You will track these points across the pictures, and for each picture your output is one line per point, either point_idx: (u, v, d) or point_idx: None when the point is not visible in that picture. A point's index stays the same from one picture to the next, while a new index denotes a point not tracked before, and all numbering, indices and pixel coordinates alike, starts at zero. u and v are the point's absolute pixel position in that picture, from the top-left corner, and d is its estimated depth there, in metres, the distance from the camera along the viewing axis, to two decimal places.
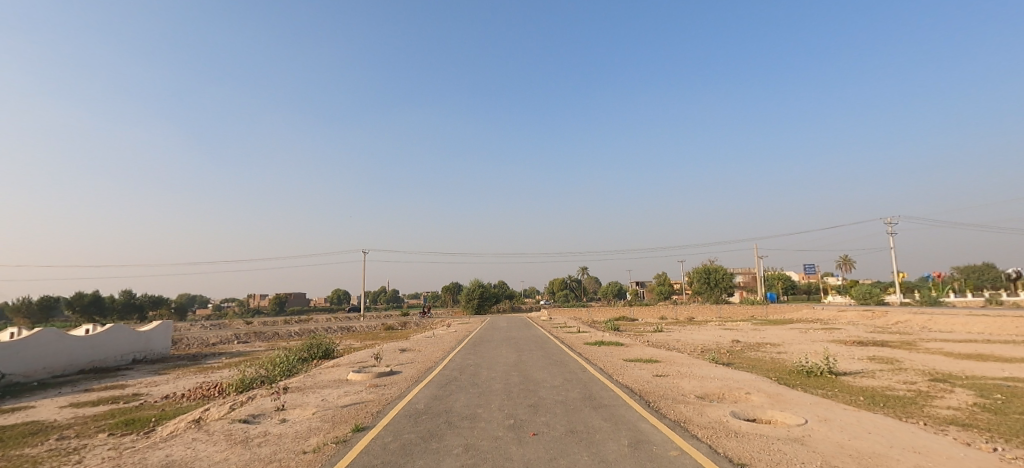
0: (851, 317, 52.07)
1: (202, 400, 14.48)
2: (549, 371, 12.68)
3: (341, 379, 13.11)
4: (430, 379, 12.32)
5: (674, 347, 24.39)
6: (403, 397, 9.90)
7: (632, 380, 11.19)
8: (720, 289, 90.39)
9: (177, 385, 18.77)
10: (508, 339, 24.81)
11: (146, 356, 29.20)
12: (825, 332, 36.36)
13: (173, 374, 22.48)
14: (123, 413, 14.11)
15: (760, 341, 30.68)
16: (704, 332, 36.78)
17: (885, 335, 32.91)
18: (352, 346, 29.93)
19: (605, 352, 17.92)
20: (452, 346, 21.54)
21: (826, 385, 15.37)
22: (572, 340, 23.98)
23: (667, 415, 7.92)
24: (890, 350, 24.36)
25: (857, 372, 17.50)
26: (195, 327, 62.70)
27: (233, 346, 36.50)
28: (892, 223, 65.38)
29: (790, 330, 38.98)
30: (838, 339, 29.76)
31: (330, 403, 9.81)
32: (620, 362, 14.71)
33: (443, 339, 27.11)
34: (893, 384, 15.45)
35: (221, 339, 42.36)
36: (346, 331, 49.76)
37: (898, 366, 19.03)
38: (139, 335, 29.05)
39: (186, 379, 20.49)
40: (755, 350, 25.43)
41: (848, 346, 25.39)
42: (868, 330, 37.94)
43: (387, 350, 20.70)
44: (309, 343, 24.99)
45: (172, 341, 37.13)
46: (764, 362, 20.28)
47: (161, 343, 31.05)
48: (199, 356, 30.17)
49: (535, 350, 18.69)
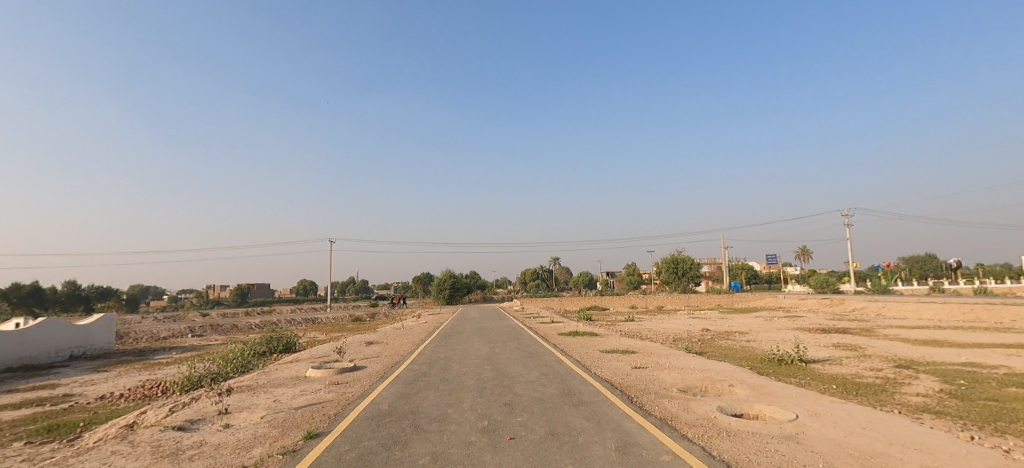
0: (811, 305, 53.77)
1: (141, 401, 13.19)
2: (524, 364, 12.04)
3: (299, 376, 12.12)
4: (397, 375, 11.46)
5: (647, 337, 24.27)
6: (365, 396, 9.05)
7: (611, 373, 10.64)
8: (687, 279, 92.18)
9: (117, 384, 17.19)
10: (480, 330, 24.09)
11: (86, 351, 27.06)
12: (789, 320, 37.22)
13: (115, 371, 20.76)
14: (49, 417, 12.69)
15: (728, 329, 31.03)
16: (673, 322, 36.95)
17: (846, 322, 33.85)
18: (316, 339, 28.58)
19: (580, 342, 17.43)
20: (421, 339, 20.64)
21: (798, 373, 15.32)
22: (545, 331, 23.49)
23: (652, 412, 7.37)
24: (853, 337, 24.88)
25: (825, 360, 17.63)
26: (147, 319, 59.40)
27: (186, 340, 34.45)
28: (849, 214, 67.74)
29: (756, 319, 39.74)
30: (802, 327, 30.38)
31: (283, 404, 8.89)
32: (596, 353, 14.17)
33: (412, 331, 26.15)
34: (860, 371, 15.53)
35: (174, 332, 40.03)
36: (310, 323, 47.91)
37: (863, 353, 19.31)
38: (78, 330, 26.88)
39: (128, 377, 18.86)
40: (725, 338, 25.61)
41: (814, 334, 25.84)
42: (829, 317, 39.04)
43: (351, 343, 19.63)
44: (268, 336, 23.56)
45: (118, 336, 34.73)
46: (736, 351, 20.29)
47: (104, 338, 28.87)
48: (147, 351, 28.19)
49: (508, 342, 18.03)
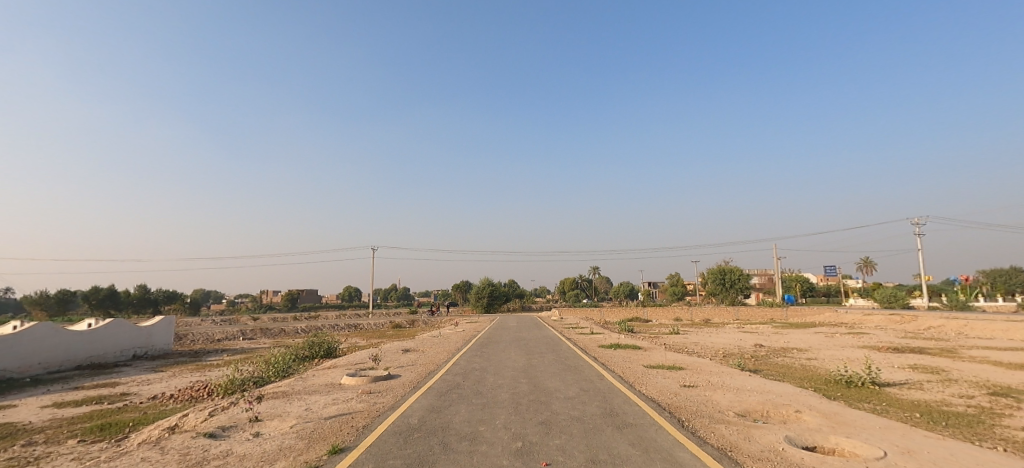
0: (878, 321, 49.74)
1: (188, 402, 13.45)
2: (562, 378, 11.39)
3: (334, 382, 11.97)
4: (430, 385, 11.06)
5: (695, 352, 22.94)
6: (395, 408, 8.67)
7: (657, 392, 9.80)
8: (737, 290, 88.00)
9: (169, 385, 17.79)
10: (518, 340, 23.46)
11: (147, 351, 28.48)
12: (853, 337, 34.43)
13: (170, 371, 21.57)
14: (103, 415, 13.10)
15: (785, 345, 28.99)
16: (723, 336, 34.97)
17: (919, 341, 30.87)
18: (357, 345, 28.89)
19: (623, 356, 16.51)
20: (458, 348, 20.28)
21: (871, 397, 13.81)
22: (586, 342, 22.65)
23: (707, 440, 6.56)
24: (931, 359, 22.50)
25: (901, 383, 15.94)
26: (205, 322, 62.54)
27: (237, 342, 35.78)
28: (919, 223, 62.34)
29: (815, 335, 36.98)
30: (869, 345, 27.94)
31: (315, 413, 8.64)
32: (641, 369, 13.29)
33: (449, 339, 25.86)
34: (945, 398, 13.83)
35: (227, 334, 41.83)
36: (353, 329, 48.81)
37: (945, 377, 17.33)
38: (141, 330, 28.32)
39: (180, 378, 19.52)
40: (781, 355, 23.82)
41: (885, 354, 23.59)
42: (899, 335, 35.84)
43: (389, 351, 19.54)
44: (311, 341, 23.90)
45: (177, 337, 36.57)
46: (795, 370, 18.72)
47: (163, 339, 30.30)
48: (201, 353, 29.36)
49: (546, 353, 17.34)
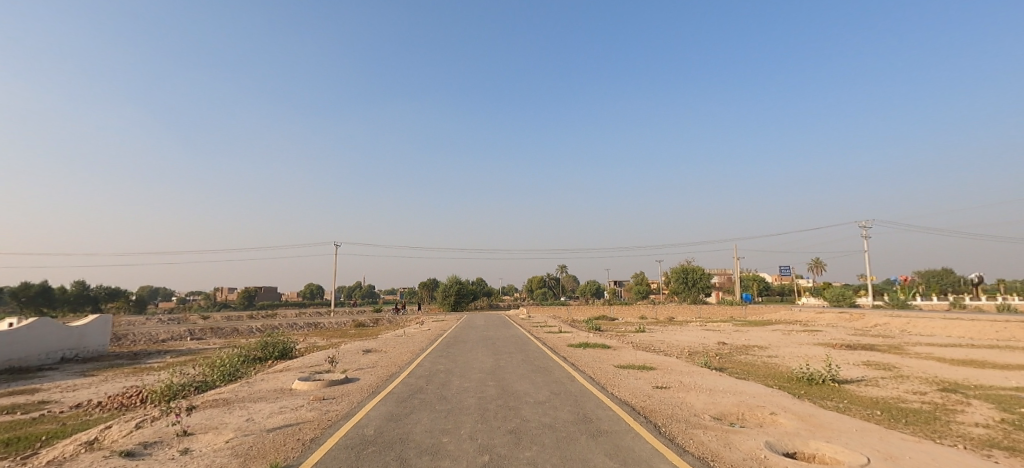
0: (829, 319, 51.88)
1: (116, 411, 12.18)
2: (531, 380, 10.85)
3: (283, 388, 11.04)
4: (390, 389, 10.29)
5: (661, 350, 22.94)
6: (349, 417, 7.89)
7: (629, 394, 9.40)
8: (697, 289, 90.32)
9: (98, 391, 16.21)
10: (484, 339, 22.84)
11: (78, 353, 26.19)
12: (808, 334, 35.54)
13: (103, 375, 19.79)
14: (14, 428, 11.67)
15: (746, 343, 29.57)
16: (687, 334, 35.47)
17: (869, 338, 32.13)
18: (315, 345, 27.54)
19: (591, 356, 16.15)
20: (422, 347, 19.46)
21: (833, 394, 13.96)
22: (554, 341, 22.28)
23: (688, 448, 6.13)
24: (882, 355, 23.32)
25: (859, 380, 16.27)
26: (150, 321, 58.77)
27: (184, 343, 33.60)
28: (867, 227, 65.32)
29: (773, 332, 38.03)
30: (825, 343, 28.82)
31: (258, 424, 7.78)
32: (611, 369, 12.92)
33: (413, 338, 24.92)
34: (902, 395, 14.15)
35: (173, 334, 39.21)
36: (312, 328, 46.95)
37: (898, 373, 17.87)
38: (71, 331, 26.01)
39: (113, 383, 17.88)
40: (744, 353, 24.17)
41: (840, 351, 24.32)
42: (851, 332, 37.32)
43: (347, 351, 18.51)
44: (263, 341, 22.48)
45: (115, 338, 33.99)
46: (758, 368, 18.91)
47: (98, 341, 27.99)
48: (141, 354, 27.27)
49: (514, 353, 16.80)
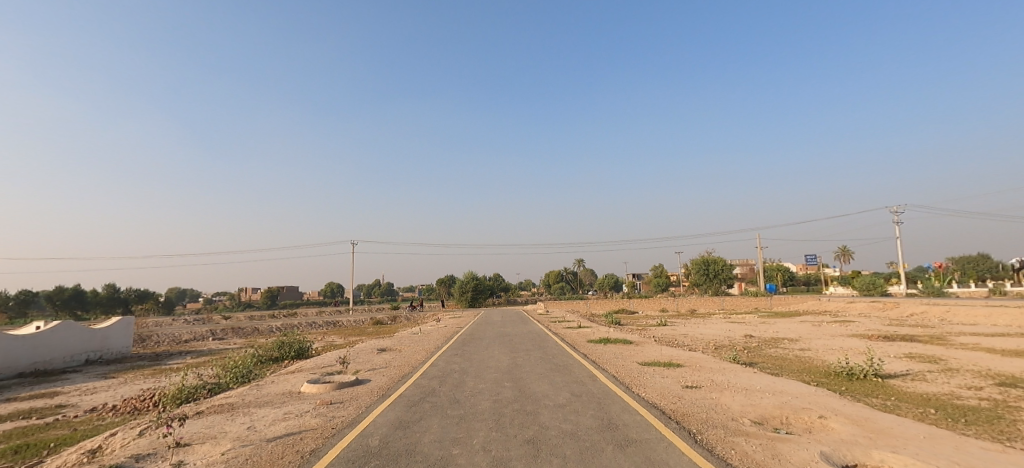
0: (861, 308, 49.96)
1: (127, 416, 11.91)
2: (549, 381, 10.18)
3: (292, 391, 10.61)
4: (401, 392, 9.72)
5: (687, 344, 22.06)
6: (355, 425, 7.33)
7: (657, 396, 8.65)
8: (719, 281, 88.34)
9: (115, 394, 16.10)
10: (501, 336, 22.27)
11: (102, 355, 26.44)
12: (840, 325, 34.06)
13: (122, 377, 19.77)
14: (26, 433, 11.49)
15: (775, 335, 28.42)
16: (711, 327, 34.34)
17: (907, 329, 30.52)
18: (332, 344, 27.35)
19: (614, 352, 15.40)
20: (437, 346, 18.95)
21: (877, 391, 12.98)
22: (573, 337, 21.63)
23: (730, 461, 5.37)
24: (923, 347, 22.00)
25: (904, 374, 15.20)
26: (177, 322, 59.91)
27: (205, 343, 33.86)
28: (899, 212, 62.67)
29: (802, 323, 36.62)
30: (860, 334, 27.48)
31: (259, 432, 7.29)
32: (635, 367, 12.15)
33: (429, 336, 24.45)
34: (953, 391, 13.06)
35: (196, 335, 39.63)
36: (331, 326, 47.03)
37: (946, 367, 16.65)
38: (94, 333, 26.25)
39: (131, 385, 17.80)
40: (773, 346, 23.10)
41: (878, 342, 23.05)
42: (885, 322, 35.67)
43: (362, 351, 18.09)
44: (280, 341, 22.25)
45: (139, 339, 34.42)
46: (791, 362, 17.88)
47: (120, 342, 28.22)
48: (162, 356, 27.42)
49: (533, 350, 16.16)
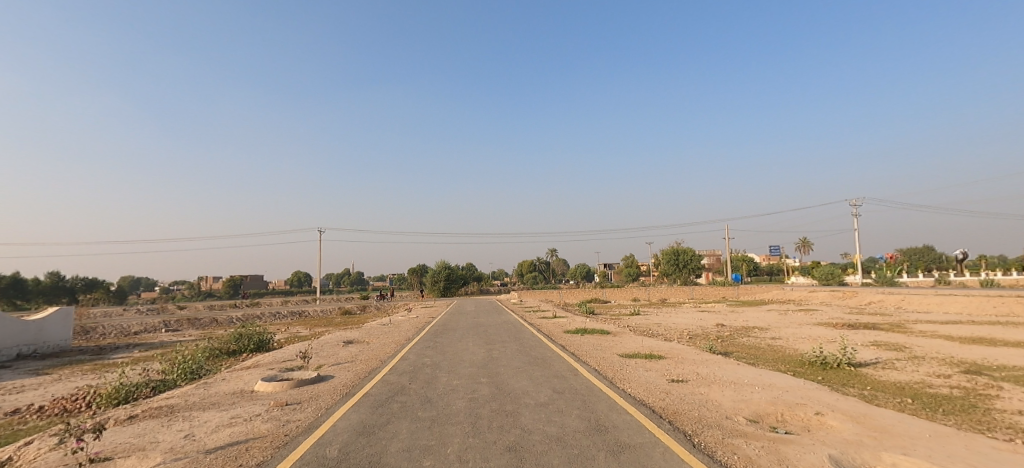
0: (822, 297, 51.58)
1: (55, 419, 10.65)
2: (528, 376, 9.56)
3: (244, 390, 9.63)
4: (367, 390, 8.91)
5: (660, 334, 21.89)
6: (312, 431, 6.47)
7: (644, 392, 8.12)
8: (688, 271, 89.99)
9: (46, 393, 14.59)
10: (475, 327, 21.58)
11: (37, 349, 24.36)
12: (805, 314, 34.89)
13: (57, 374, 18.07)
14: None
15: (745, 324, 28.75)
16: (683, 316, 34.63)
17: (868, 317, 31.40)
18: (295, 335, 26.05)
19: (592, 343, 14.99)
20: (408, 337, 18.12)
21: (853, 380, 12.92)
22: (548, 327, 21.15)
23: None
24: (888, 335, 22.48)
25: (875, 363, 15.32)
26: (129, 312, 56.70)
27: (157, 335, 31.84)
28: (858, 205, 65.13)
29: (768, 312, 37.33)
30: (826, 322, 28.01)
31: (197, 442, 6.33)
32: (615, 359, 11.67)
33: (399, 327, 23.48)
34: (925, 379, 13.10)
35: (147, 326, 37.34)
36: (295, 317, 45.21)
37: (913, 354, 16.88)
38: (27, 325, 24.09)
39: (66, 382, 16.24)
40: (745, 335, 23.20)
41: (845, 330, 23.49)
42: (847, 310, 36.71)
43: (326, 343, 17.05)
44: (237, 333, 20.84)
45: (82, 332, 32.12)
46: (765, 351, 17.89)
47: (59, 335, 26.07)
48: (107, 349, 25.49)
49: (508, 342, 15.54)
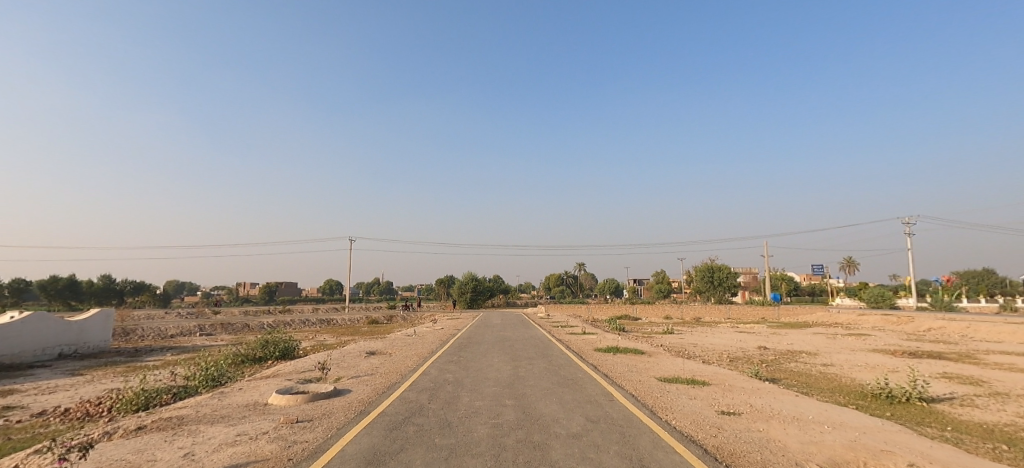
0: (873, 321, 48.24)
1: (73, 424, 10.40)
2: (558, 400, 8.67)
3: (259, 402, 9.11)
4: (384, 409, 8.19)
5: (699, 356, 20.47)
6: (318, 456, 5.79)
7: (692, 425, 7.12)
8: (723, 288, 86.54)
9: (73, 394, 14.59)
10: (501, 341, 20.76)
11: (77, 349, 24.95)
12: (855, 339, 32.41)
13: (89, 375, 18.24)
14: None
15: (790, 348, 26.83)
16: (721, 336, 32.84)
17: (928, 345, 28.88)
18: (321, 344, 25.84)
19: (627, 364, 13.94)
20: (432, 350, 17.44)
21: (928, 418, 11.40)
22: (578, 344, 20.09)
23: None
24: (956, 366, 20.36)
25: (949, 398, 13.65)
26: (169, 315, 58.53)
27: (191, 339, 32.33)
28: (910, 224, 61.16)
29: (815, 336, 34.98)
30: (882, 349, 25.78)
31: (193, 464, 5.72)
32: (655, 384, 10.62)
33: (423, 339, 22.89)
34: (1015, 421, 11.45)
35: (182, 330, 38.17)
36: (324, 325, 45.46)
37: (992, 390, 15.04)
38: (69, 325, 24.71)
39: (94, 384, 16.25)
40: (792, 360, 21.49)
41: (906, 359, 21.44)
42: (903, 337, 33.93)
43: (349, 354, 16.58)
44: (263, 340, 20.63)
45: (121, 333, 32.96)
46: (818, 380, 16.33)
47: (98, 335, 26.73)
48: (141, 351, 25.88)
49: (536, 359, 14.64)
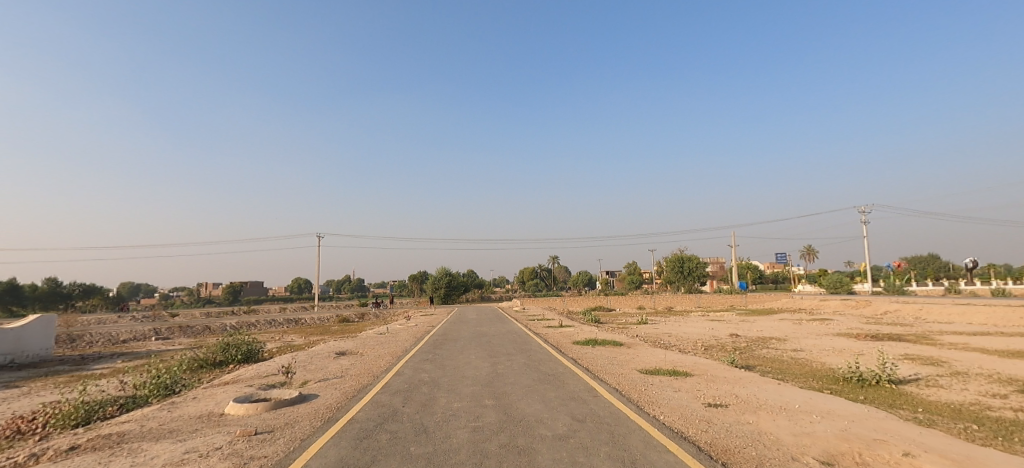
0: (835, 306, 50.04)
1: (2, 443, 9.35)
2: (541, 398, 8.24)
3: (215, 413, 8.34)
4: (354, 415, 7.59)
5: (675, 345, 20.50)
6: None
7: (682, 420, 6.81)
8: (693, 278, 88.41)
9: (8, 409, 13.31)
10: (477, 337, 20.27)
11: (14, 359, 23.07)
12: (821, 324, 33.38)
13: (28, 387, 16.77)
14: None
15: (760, 334, 27.34)
16: (693, 325, 33.29)
17: (889, 327, 29.99)
18: (289, 345, 24.77)
19: (606, 357, 13.68)
20: (406, 349, 16.80)
21: (901, 400, 11.54)
22: (556, 338, 19.80)
23: None
24: (916, 347, 21.07)
25: (916, 380, 13.95)
26: (124, 319, 55.42)
27: (146, 344, 30.56)
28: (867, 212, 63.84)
29: (782, 322, 35.87)
30: (847, 333, 26.55)
31: None
32: (638, 377, 10.34)
33: (396, 337, 22.15)
34: (980, 399, 11.75)
35: (138, 334, 36.09)
36: (292, 325, 43.92)
37: (954, 370, 15.52)
38: (4, 334, 22.81)
39: (33, 397, 14.89)
40: (765, 346, 21.81)
41: (870, 342, 22.07)
42: (864, 321, 35.13)
43: (317, 355, 15.76)
44: (225, 343, 19.47)
45: (68, 340, 30.80)
46: (791, 366, 16.51)
47: (39, 343, 24.81)
48: (89, 359, 24.15)
49: (514, 355, 14.19)
